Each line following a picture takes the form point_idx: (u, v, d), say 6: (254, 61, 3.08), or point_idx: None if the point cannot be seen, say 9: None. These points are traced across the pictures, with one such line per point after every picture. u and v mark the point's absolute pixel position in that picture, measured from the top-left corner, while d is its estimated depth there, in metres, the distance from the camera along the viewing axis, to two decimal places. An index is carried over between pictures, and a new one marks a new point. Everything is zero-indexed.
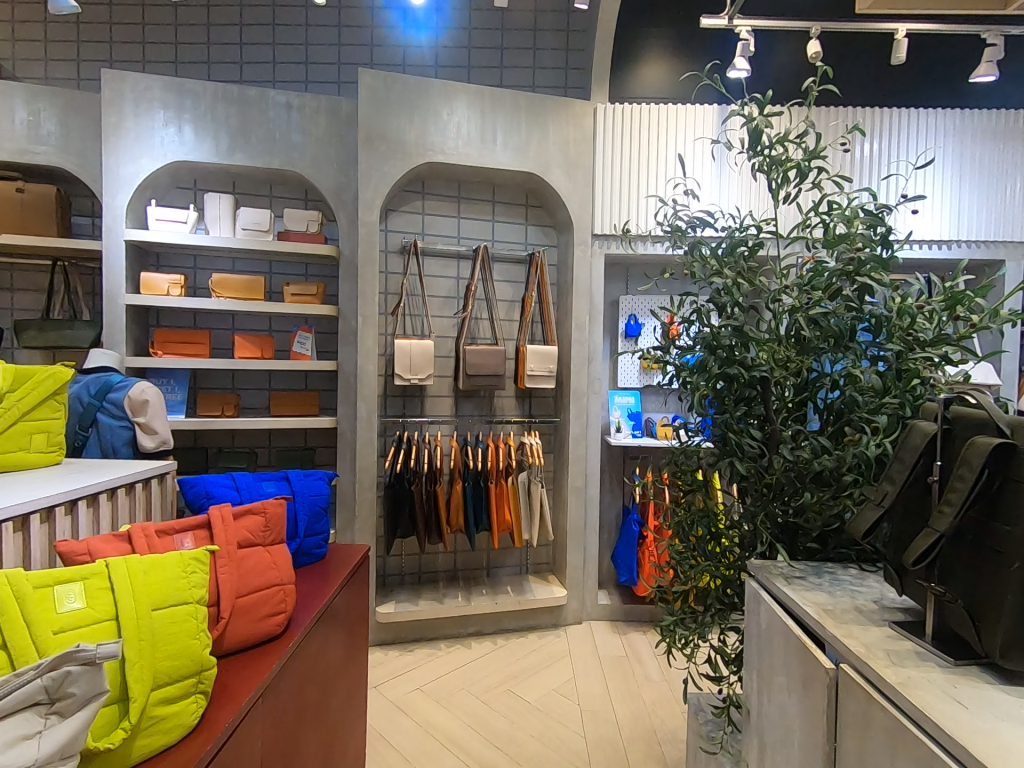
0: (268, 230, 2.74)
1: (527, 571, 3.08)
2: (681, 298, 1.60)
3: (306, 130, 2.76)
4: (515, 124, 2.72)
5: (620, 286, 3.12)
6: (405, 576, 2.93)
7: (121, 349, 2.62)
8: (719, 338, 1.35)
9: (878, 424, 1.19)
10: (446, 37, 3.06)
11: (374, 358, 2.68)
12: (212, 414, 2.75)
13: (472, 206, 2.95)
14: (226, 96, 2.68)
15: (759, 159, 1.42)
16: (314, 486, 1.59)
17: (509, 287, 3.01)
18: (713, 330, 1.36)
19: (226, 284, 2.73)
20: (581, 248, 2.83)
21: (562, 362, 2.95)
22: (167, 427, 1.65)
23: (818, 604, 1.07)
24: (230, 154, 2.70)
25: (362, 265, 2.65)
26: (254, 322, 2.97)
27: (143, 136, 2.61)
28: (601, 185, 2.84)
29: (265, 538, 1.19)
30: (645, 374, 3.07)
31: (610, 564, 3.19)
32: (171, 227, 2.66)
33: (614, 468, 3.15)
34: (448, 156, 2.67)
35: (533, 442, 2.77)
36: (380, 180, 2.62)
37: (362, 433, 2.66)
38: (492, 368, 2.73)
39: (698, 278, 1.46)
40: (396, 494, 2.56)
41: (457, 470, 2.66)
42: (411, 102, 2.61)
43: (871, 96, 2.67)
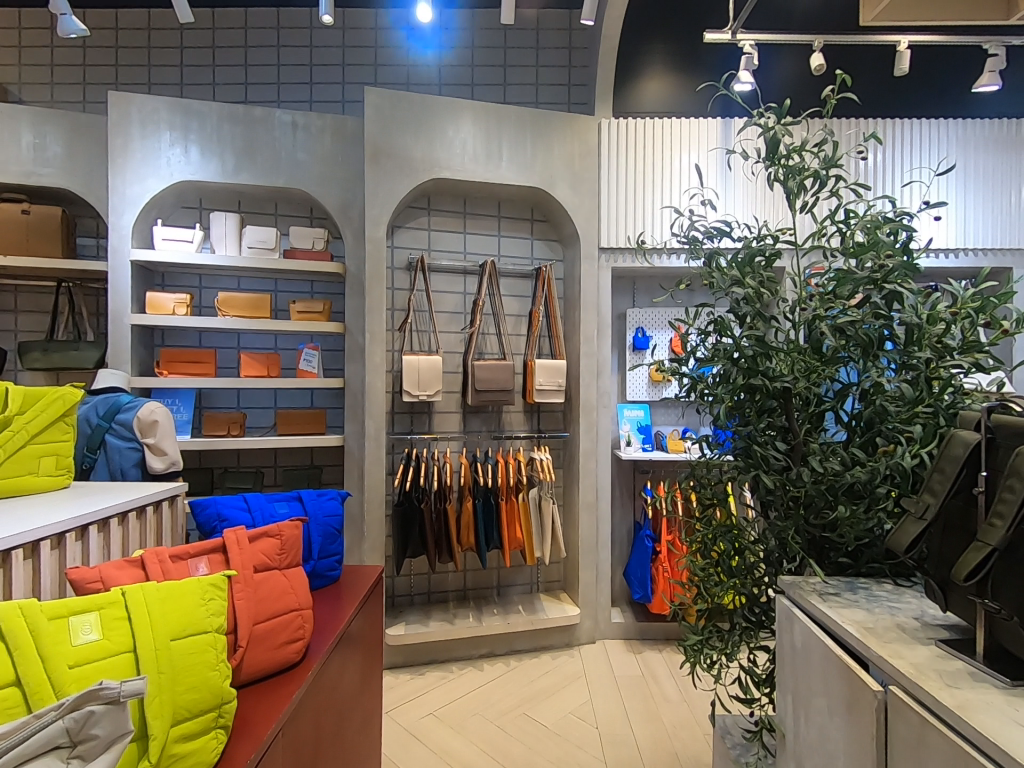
0: (274, 248, 2.74)
1: (538, 589, 3.03)
2: (698, 309, 1.58)
3: (312, 148, 2.77)
4: (520, 140, 2.73)
5: (627, 299, 3.13)
6: (414, 597, 2.87)
7: (126, 369, 2.60)
8: (741, 349, 1.33)
9: (913, 435, 1.15)
10: (450, 55, 3.08)
11: (383, 374, 2.65)
12: (218, 434, 2.71)
13: (477, 221, 2.95)
14: (232, 116, 2.69)
15: (775, 168, 1.41)
16: (328, 506, 1.56)
17: (516, 302, 3.01)
18: (735, 341, 1.34)
19: (232, 302, 2.72)
20: (588, 262, 2.83)
21: (571, 376, 2.93)
22: (176, 448, 1.62)
23: (858, 622, 1.03)
24: (236, 174, 2.71)
25: (370, 282, 2.63)
26: (260, 341, 2.95)
27: (149, 157, 2.62)
28: (606, 198, 2.84)
29: (281, 562, 1.17)
30: (655, 387, 3.05)
31: (623, 581, 3.13)
32: (177, 246, 2.65)
33: (624, 482, 3.11)
34: (454, 172, 2.68)
35: (543, 458, 2.74)
36: (386, 197, 2.62)
37: (371, 451, 2.63)
38: (502, 383, 2.72)
39: (716, 288, 1.45)
40: (406, 512, 2.52)
41: (467, 487, 2.62)
42: (418, 119, 2.62)
43: (874, 106, 2.69)
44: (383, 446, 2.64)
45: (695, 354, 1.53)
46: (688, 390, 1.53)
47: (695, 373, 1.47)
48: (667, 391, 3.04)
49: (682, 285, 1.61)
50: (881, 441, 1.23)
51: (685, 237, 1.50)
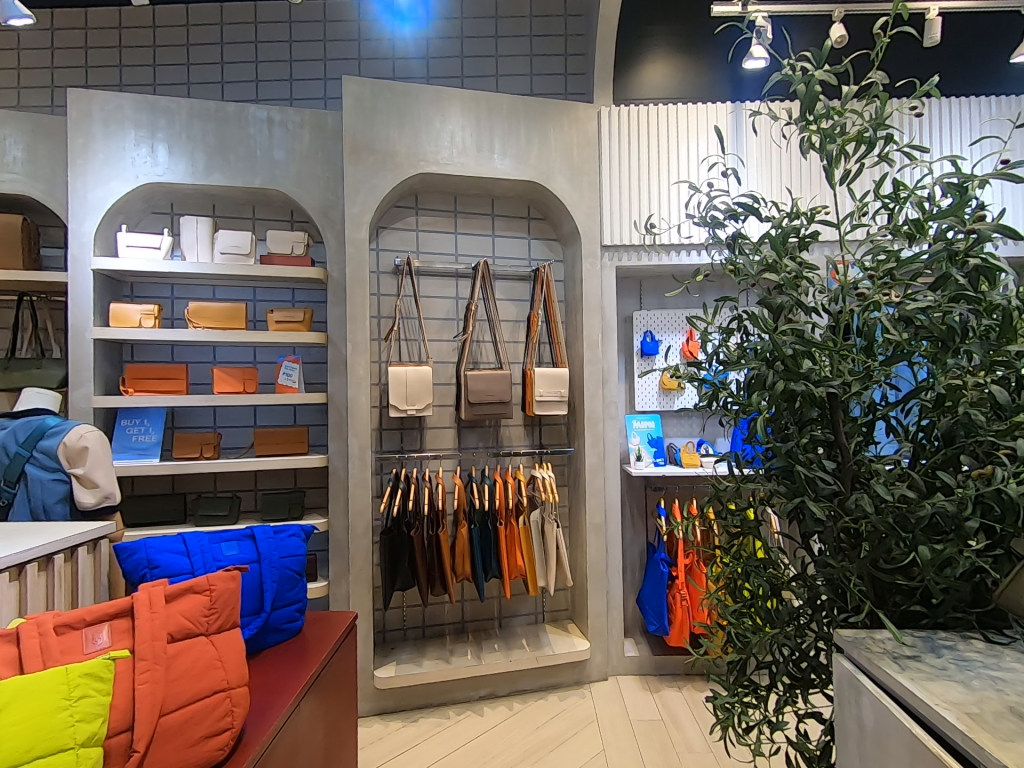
0: (250, 254, 2.53)
1: (543, 620, 2.76)
2: (719, 302, 1.32)
3: (290, 146, 2.57)
4: (513, 131, 2.52)
5: (634, 301, 2.90)
6: (408, 631, 2.61)
7: (89, 388, 2.39)
8: (780, 346, 1.07)
9: (1015, 452, 0.89)
10: (432, 29, 2.89)
11: (367, 387, 2.42)
12: (190, 457, 2.49)
13: (470, 220, 2.73)
14: (203, 112, 2.50)
15: (811, 130, 1.15)
16: (290, 547, 1.32)
17: (513, 306, 2.78)
18: (771, 337, 1.08)
19: (205, 313, 2.51)
20: (591, 261, 2.60)
21: (575, 386, 2.69)
22: (107, 479, 1.46)
23: (958, 705, 0.77)
24: (208, 174, 2.50)
25: (351, 287, 2.41)
26: (237, 355, 2.73)
27: (113, 158, 2.42)
28: (609, 192, 2.62)
29: (207, 625, 0.93)
30: (665, 396, 2.82)
31: (636, 608, 2.86)
32: (144, 253, 2.45)
33: (636, 501, 2.85)
34: (443, 167, 2.46)
35: (545, 476, 2.50)
36: (368, 194, 2.40)
37: (356, 473, 2.39)
38: (498, 394, 2.49)
39: (743, 276, 1.20)
40: (394, 540, 2.28)
41: (462, 511, 2.38)
42: (401, 110, 2.41)
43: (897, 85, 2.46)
44: (368, 466, 2.41)
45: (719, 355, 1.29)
46: (711, 398, 1.28)
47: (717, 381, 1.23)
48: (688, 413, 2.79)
49: (697, 274, 1.35)
50: (966, 460, 0.97)
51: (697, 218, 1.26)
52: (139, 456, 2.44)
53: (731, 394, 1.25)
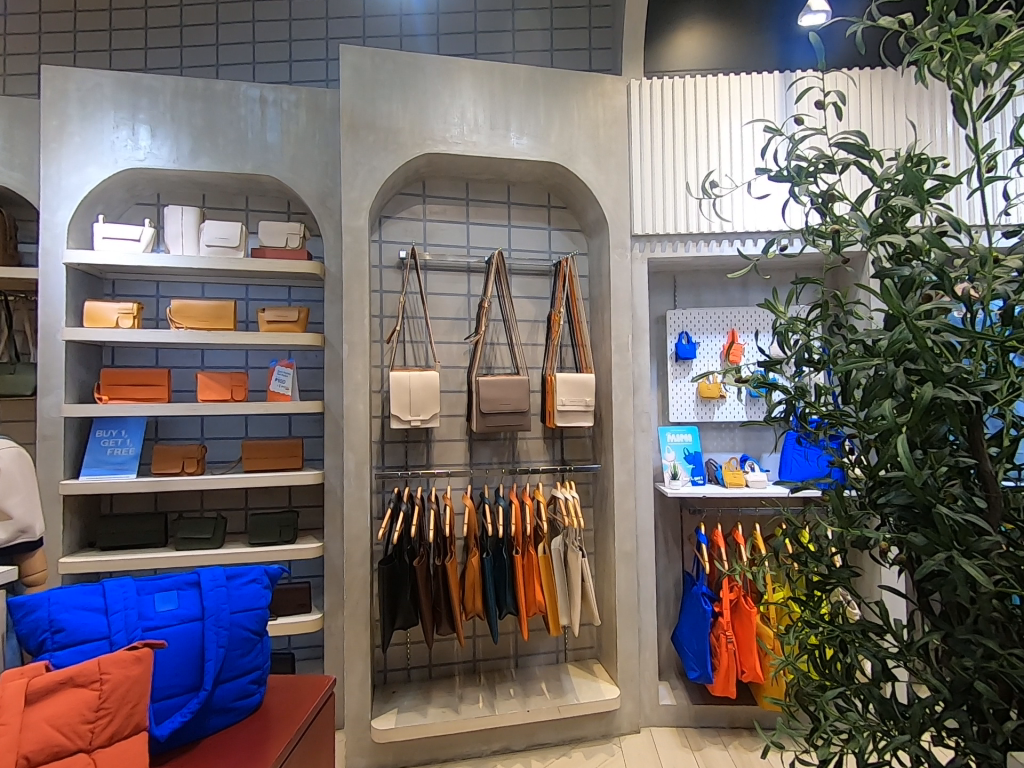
0: (238, 246, 2.29)
1: (565, 659, 2.44)
2: (797, 284, 1.00)
3: (285, 128, 2.32)
4: (531, 108, 2.24)
5: (667, 298, 2.59)
6: (412, 672, 2.31)
7: (60, 395, 2.15)
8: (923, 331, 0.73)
9: None
10: (441, 4, 2.64)
11: (366, 395, 2.13)
12: (171, 472, 2.23)
13: (483, 209, 2.45)
14: (189, 91, 2.26)
15: (940, 45, 0.83)
16: (250, 596, 1.20)
17: (532, 305, 2.49)
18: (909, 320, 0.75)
19: (189, 312, 2.26)
20: (619, 252, 2.29)
21: (601, 395, 2.38)
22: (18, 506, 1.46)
23: None
24: (193, 159, 2.26)
25: (348, 280, 2.11)
26: (227, 359, 2.47)
27: (90, 142, 2.19)
28: (639, 175, 2.31)
29: (89, 737, 0.93)
30: (704, 406, 2.50)
31: (671, 647, 2.52)
32: (121, 246, 2.20)
33: (669, 525, 2.53)
34: (451, 146, 2.18)
35: (569, 497, 2.19)
36: (368, 177, 2.12)
37: (351, 492, 2.10)
38: (514, 402, 2.19)
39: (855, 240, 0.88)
40: (394, 571, 1.99)
41: (473, 538, 2.08)
42: (406, 83, 2.14)
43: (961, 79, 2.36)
44: (367, 485, 2.11)
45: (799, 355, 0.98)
46: (786, 409, 1.05)
47: (796, 386, 1.04)
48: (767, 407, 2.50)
49: (767, 247, 1.05)
50: None
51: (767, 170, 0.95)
52: (115, 472, 2.19)
53: (813, 404, 1.02)
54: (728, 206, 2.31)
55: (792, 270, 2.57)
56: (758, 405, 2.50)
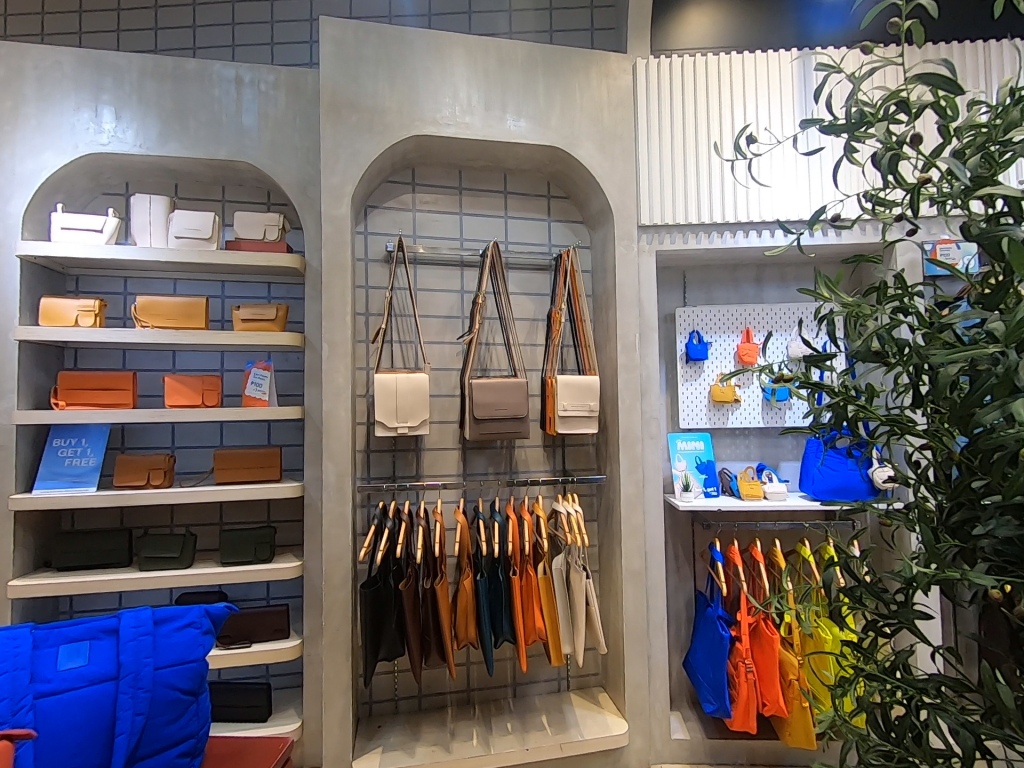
0: (211, 238, 2.11)
1: (568, 687, 2.23)
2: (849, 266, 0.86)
3: (263, 111, 2.14)
4: (529, 88, 2.06)
5: (676, 296, 2.40)
6: (400, 703, 2.11)
7: (11, 401, 1.95)
8: None
9: None
10: None
11: (347, 400, 1.94)
12: (135, 485, 2.04)
13: (478, 198, 2.27)
14: (158, 70, 2.08)
15: None
16: (185, 644, 1.17)
17: (530, 302, 2.30)
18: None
19: (156, 309, 2.07)
20: (625, 244, 2.11)
21: (606, 399, 2.19)
22: None
23: None
24: (161, 144, 2.08)
25: (328, 273, 1.93)
26: (200, 361, 2.28)
27: (48, 124, 2.01)
28: (647, 162, 2.14)
29: None
30: (717, 410, 2.32)
31: (683, 674, 2.31)
32: (82, 237, 2.01)
33: (681, 540, 2.33)
34: (443, 128, 2.00)
35: (572, 512, 1.99)
36: (350, 160, 1.93)
37: (330, 508, 1.90)
38: (510, 407, 2.00)
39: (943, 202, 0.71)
40: (378, 597, 1.79)
41: (466, 558, 1.89)
42: (393, 60, 1.96)
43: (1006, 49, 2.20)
44: (349, 500, 1.91)
45: (862, 348, 0.81)
46: (835, 414, 0.95)
47: (843, 385, 0.95)
48: (784, 411, 2.32)
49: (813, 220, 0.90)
50: None
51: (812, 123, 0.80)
52: (72, 485, 1.99)
53: (866, 407, 0.92)
54: (766, 166, 2.15)
55: (811, 264, 2.40)
56: (775, 409, 2.32)
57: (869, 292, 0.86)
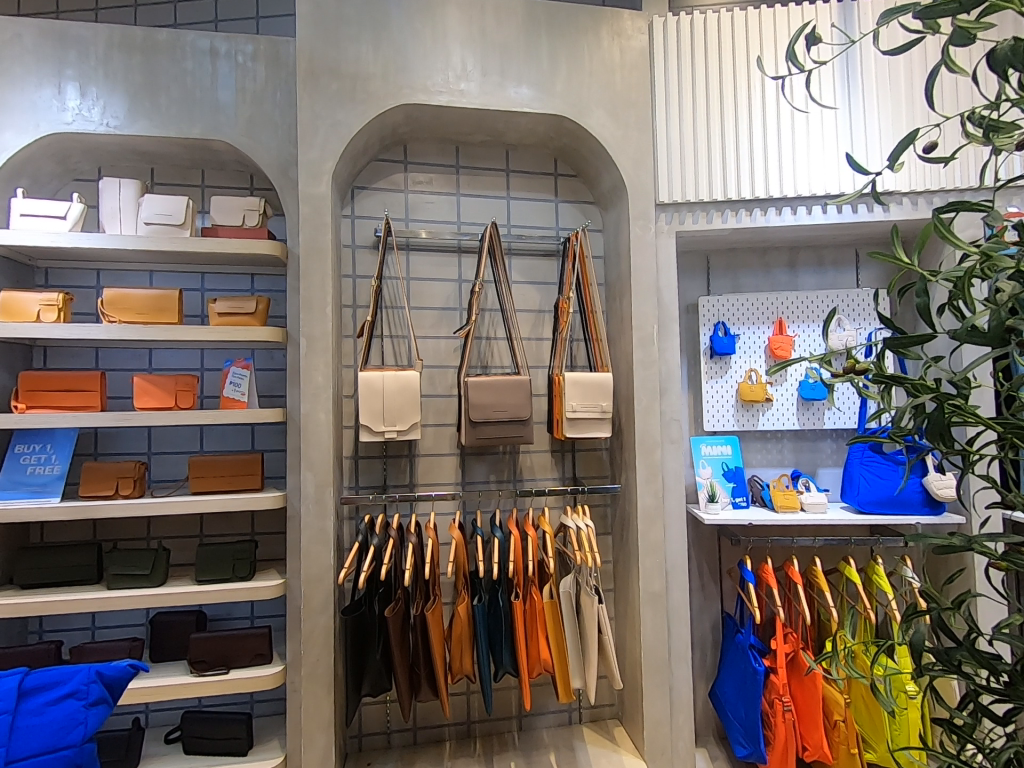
0: (184, 225, 1.92)
1: (580, 720, 2.01)
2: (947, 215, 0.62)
3: (240, 85, 1.95)
4: (532, 50, 1.84)
5: (699, 284, 2.16)
6: (393, 737, 1.90)
7: None
8: None
9: None
10: None
11: (328, 401, 1.74)
12: (103, 495, 1.86)
13: (477, 178, 2.06)
14: (125, 42, 1.91)
15: None
16: (63, 718, 1.09)
17: (536, 292, 2.08)
18: None
19: (125, 303, 1.89)
20: (641, 224, 1.87)
21: (621, 398, 1.96)
22: None
23: None
24: (130, 122, 1.90)
25: (307, 260, 1.73)
26: (178, 360, 2.10)
27: (6, 101, 1.84)
28: (664, 132, 1.90)
29: None
30: (746, 411, 2.07)
31: (709, 706, 2.06)
32: (44, 225, 1.85)
33: (705, 556, 2.09)
34: (434, 95, 1.79)
35: (581, 528, 1.76)
36: (331, 133, 1.73)
37: (310, 523, 1.70)
38: (512, 408, 1.78)
39: None
40: (361, 624, 1.60)
41: (461, 580, 1.69)
42: (377, 20, 1.76)
43: None
44: (330, 515, 1.71)
45: (970, 326, 0.58)
46: (917, 412, 0.73)
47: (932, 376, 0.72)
48: (823, 412, 2.06)
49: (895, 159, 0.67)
50: None
51: (910, 51, 0.57)
52: (35, 496, 1.83)
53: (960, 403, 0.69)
54: (807, 125, 1.89)
55: (851, 244, 2.13)
56: (812, 410, 2.06)
57: (980, 249, 0.61)
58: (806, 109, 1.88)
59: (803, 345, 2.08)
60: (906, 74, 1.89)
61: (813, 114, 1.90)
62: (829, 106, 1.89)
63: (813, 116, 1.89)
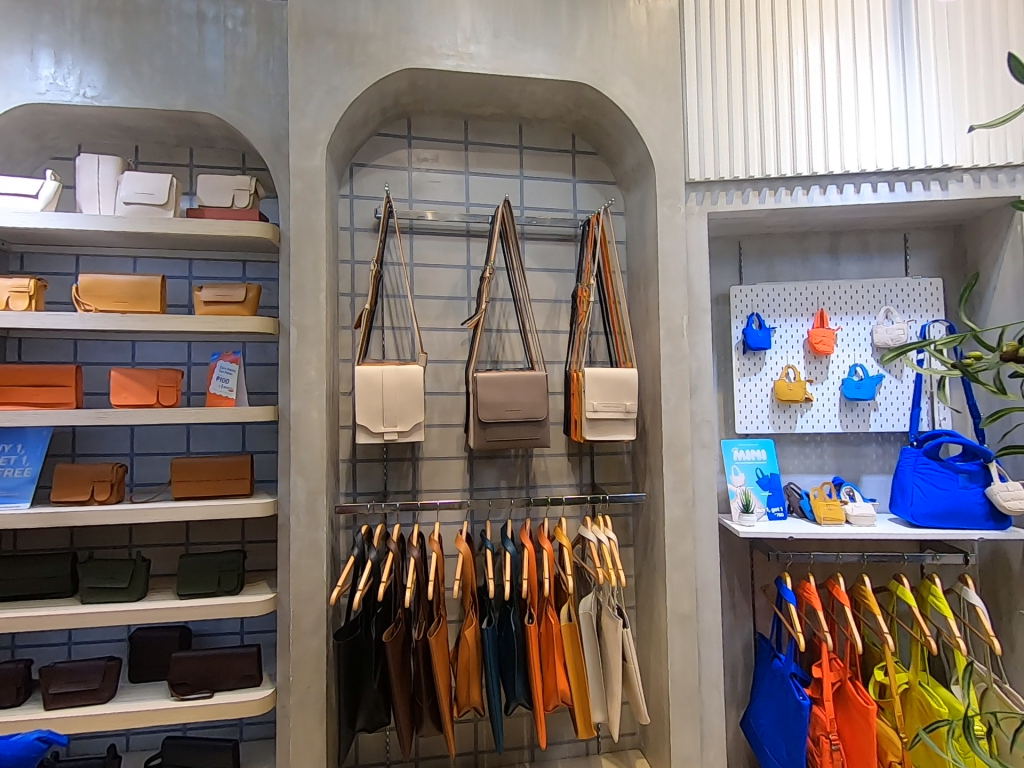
0: (167, 205, 1.76)
1: (600, 751, 1.82)
2: None
3: (229, 52, 1.79)
4: (549, 10, 1.66)
5: (731, 272, 1.97)
6: None
7: None
8: None
9: None
10: None
11: (321, 399, 1.56)
12: (77, 501, 1.70)
13: (488, 155, 1.88)
14: (104, 5, 1.75)
15: None
16: None
17: (551, 280, 1.90)
18: None
19: (102, 290, 1.72)
20: (670, 204, 1.68)
21: (646, 397, 1.78)
22: None
23: None
24: (109, 92, 1.74)
25: (298, 241, 1.56)
26: (164, 353, 1.94)
27: None
28: (695, 104, 1.71)
29: None
30: (783, 412, 1.88)
31: (741, 736, 1.87)
32: (13, 204, 1.68)
33: (737, 571, 1.90)
34: (440, 59, 1.61)
35: (602, 541, 1.58)
36: (325, 100, 1.56)
37: (301, 534, 1.53)
38: (525, 408, 1.60)
39: None
40: (356, 650, 1.42)
41: (469, 600, 1.51)
42: None
43: None
44: (323, 525, 1.54)
45: None
46: None
47: None
48: (869, 413, 1.87)
49: None
50: None
51: None
52: (2, 501, 1.67)
53: None
54: (856, 95, 1.70)
55: (899, 228, 1.94)
56: (856, 411, 1.87)
57: None
58: (855, 77, 1.69)
59: (847, 339, 1.89)
60: (966, 37, 1.69)
61: (863, 82, 1.70)
62: (880, 73, 1.70)
63: (862, 85, 1.70)
